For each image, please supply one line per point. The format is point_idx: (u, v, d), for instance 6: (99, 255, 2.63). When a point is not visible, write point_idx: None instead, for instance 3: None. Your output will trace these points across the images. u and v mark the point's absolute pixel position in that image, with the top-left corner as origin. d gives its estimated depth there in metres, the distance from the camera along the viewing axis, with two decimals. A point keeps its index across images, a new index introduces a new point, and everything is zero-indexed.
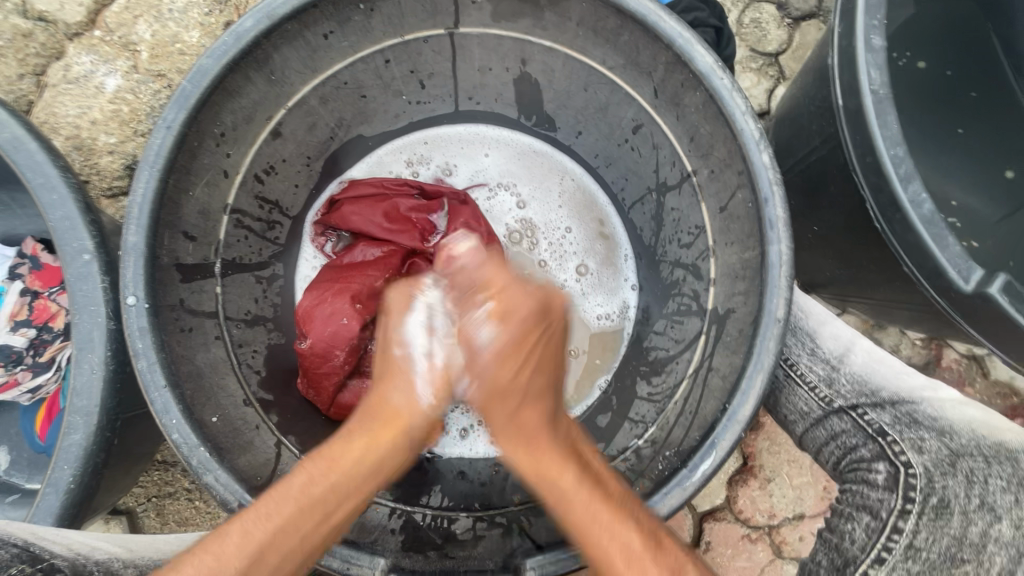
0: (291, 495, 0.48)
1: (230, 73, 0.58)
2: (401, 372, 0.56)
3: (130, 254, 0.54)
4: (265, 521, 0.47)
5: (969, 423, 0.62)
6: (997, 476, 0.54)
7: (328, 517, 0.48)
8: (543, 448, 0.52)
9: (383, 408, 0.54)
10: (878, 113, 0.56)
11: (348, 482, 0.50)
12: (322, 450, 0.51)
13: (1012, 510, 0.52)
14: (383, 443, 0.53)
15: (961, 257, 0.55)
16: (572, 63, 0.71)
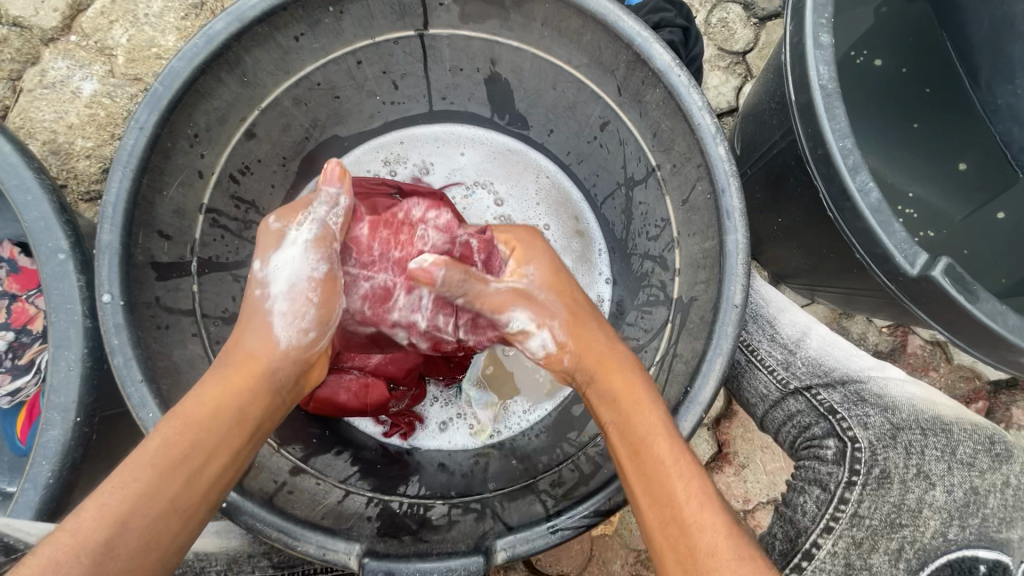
0: (146, 459, 0.43)
1: (201, 74, 0.59)
2: (258, 316, 0.54)
3: (105, 253, 0.56)
4: (121, 489, 0.42)
5: (910, 400, 0.65)
6: (934, 447, 0.58)
7: (196, 471, 0.45)
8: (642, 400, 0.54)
9: (235, 353, 0.52)
10: (827, 107, 0.59)
11: (209, 432, 0.46)
12: (174, 408, 0.47)
13: (949, 479, 0.55)
14: (242, 392, 0.50)
15: (908, 243, 0.58)
16: (539, 63, 0.73)
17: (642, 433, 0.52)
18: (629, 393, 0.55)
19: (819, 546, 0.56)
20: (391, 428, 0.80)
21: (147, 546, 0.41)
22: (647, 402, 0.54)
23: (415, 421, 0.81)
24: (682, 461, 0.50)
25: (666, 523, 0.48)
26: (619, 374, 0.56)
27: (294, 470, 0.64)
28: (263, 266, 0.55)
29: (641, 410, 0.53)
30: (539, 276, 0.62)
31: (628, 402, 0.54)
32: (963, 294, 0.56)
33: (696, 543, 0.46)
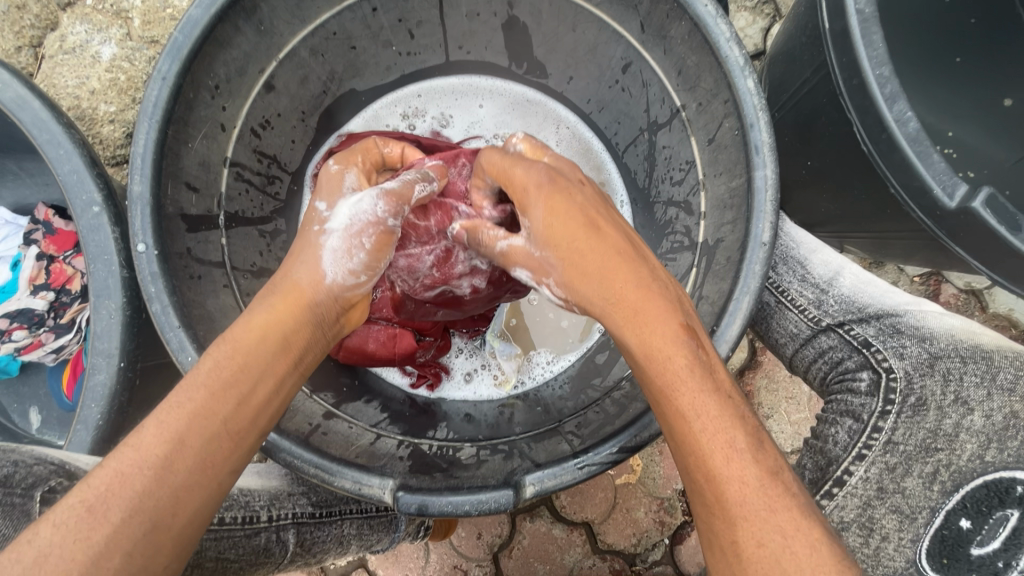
0: (199, 381, 0.43)
1: (219, 22, 0.59)
2: (310, 248, 0.54)
3: (137, 203, 0.57)
4: (175, 410, 0.41)
5: (950, 331, 0.62)
6: (972, 373, 0.57)
7: (246, 393, 0.44)
8: (655, 322, 0.45)
9: (284, 282, 0.51)
10: (863, 32, 0.56)
11: (259, 355, 0.46)
12: (223, 334, 0.47)
13: (989, 405, 0.55)
14: (286, 319, 0.49)
15: (947, 173, 0.56)
16: (558, 2, 0.71)
17: (662, 375, 0.43)
18: (653, 332, 0.44)
19: (851, 472, 0.57)
20: (418, 379, 0.82)
21: (200, 465, 0.41)
22: (667, 346, 0.44)
23: (441, 372, 0.83)
24: (722, 409, 0.42)
25: (691, 467, 0.41)
26: (639, 317, 0.45)
27: (327, 415, 0.66)
28: (325, 206, 0.56)
29: (664, 348, 0.43)
30: (537, 223, 0.52)
31: (642, 344, 0.44)
32: (1007, 227, 0.54)
33: (724, 493, 0.40)
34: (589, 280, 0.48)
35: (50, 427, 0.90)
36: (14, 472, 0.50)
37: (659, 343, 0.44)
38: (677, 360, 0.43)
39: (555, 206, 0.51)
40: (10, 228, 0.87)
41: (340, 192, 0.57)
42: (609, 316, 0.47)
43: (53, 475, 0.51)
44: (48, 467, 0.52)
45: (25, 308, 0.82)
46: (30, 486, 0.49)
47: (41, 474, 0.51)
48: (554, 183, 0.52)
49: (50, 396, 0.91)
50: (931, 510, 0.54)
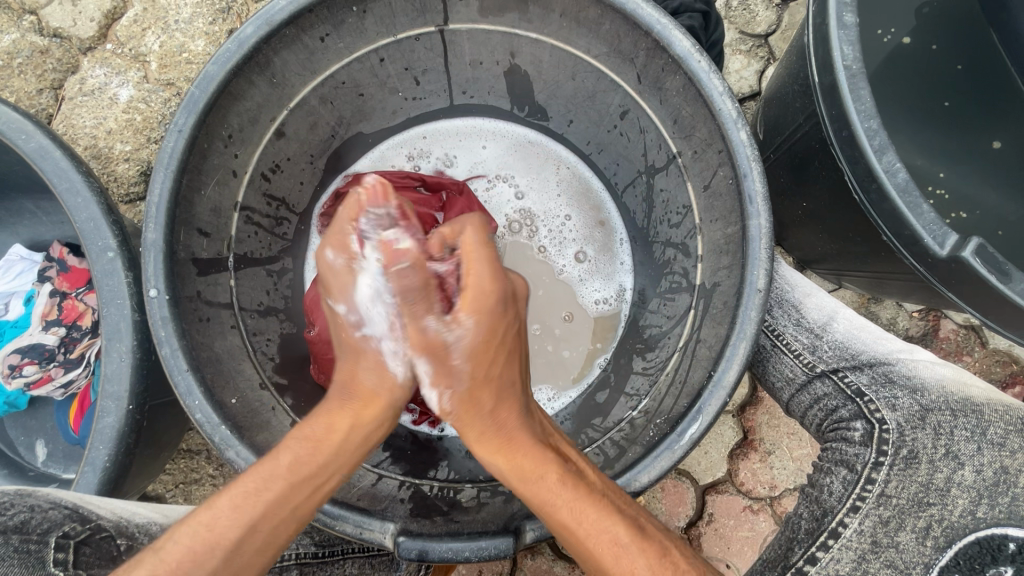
0: (279, 471, 0.49)
1: (233, 77, 0.62)
2: (369, 352, 0.53)
3: (150, 250, 0.59)
4: (255, 496, 0.48)
5: (940, 381, 0.63)
6: (963, 427, 0.58)
7: (320, 485, 0.50)
8: (523, 449, 0.53)
9: (358, 386, 0.53)
10: (851, 88, 0.59)
11: (334, 457, 0.51)
12: (304, 427, 0.52)
13: (978, 460, 0.56)
14: (368, 420, 0.53)
15: (937, 223, 0.57)
16: (558, 54, 0.74)
17: (541, 498, 0.51)
18: (525, 457, 0.53)
19: (846, 525, 0.56)
20: (420, 417, 0.82)
21: (267, 546, 0.48)
22: (533, 469, 0.52)
23: (442, 410, 0.83)
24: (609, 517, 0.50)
25: (597, 571, 0.50)
26: (513, 455, 0.53)
27: None
28: (344, 307, 0.52)
29: (535, 469, 0.52)
30: (472, 335, 0.52)
31: (526, 464, 0.52)
32: (996, 275, 0.55)
33: None
34: (479, 411, 0.54)
35: (55, 461, 0.91)
36: (29, 517, 0.50)
37: (529, 464, 0.52)
38: (548, 477, 0.51)
39: (487, 337, 0.53)
40: (25, 264, 0.90)
41: (349, 287, 0.52)
42: (494, 462, 0.53)
43: (66, 521, 0.52)
44: (61, 511, 0.53)
45: (37, 344, 0.84)
46: (45, 531, 0.50)
47: (54, 519, 0.52)
48: (496, 300, 0.52)
49: (56, 429, 0.92)
50: (924, 566, 0.53)
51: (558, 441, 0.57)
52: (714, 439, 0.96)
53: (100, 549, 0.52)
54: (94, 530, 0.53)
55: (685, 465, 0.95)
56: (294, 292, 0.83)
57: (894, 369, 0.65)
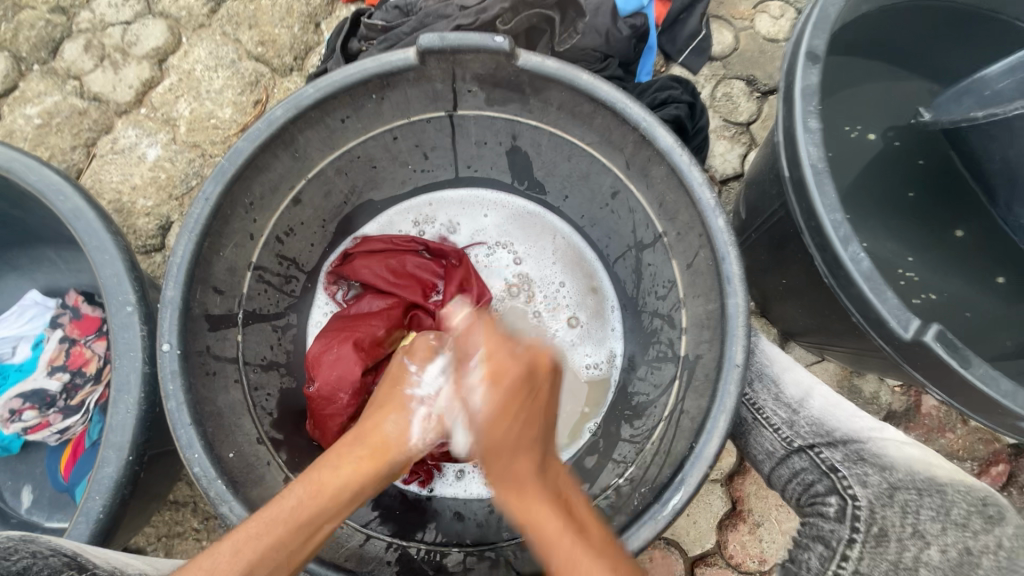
0: (281, 517, 0.52)
1: (261, 152, 0.68)
2: (403, 407, 0.63)
3: (168, 306, 0.63)
4: (254, 541, 0.50)
5: (911, 463, 0.62)
6: (929, 507, 0.56)
7: (313, 533, 0.53)
8: (531, 496, 0.54)
9: (376, 435, 0.61)
10: (818, 183, 0.65)
11: (335, 498, 0.55)
12: (307, 474, 0.56)
13: (943, 539, 0.53)
14: (369, 469, 0.58)
15: (900, 309, 0.62)
16: (556, 139, 0.81)
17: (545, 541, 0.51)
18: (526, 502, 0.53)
19: None
20: (410, 476, 0.81)
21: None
22: (539, 506, 0.53)
23: (433, 469, 0.83)
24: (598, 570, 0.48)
25: None
26: (512, 490, 0.55)
27: None
28: (416, 368, 0.68)
29: (540, 520, 0.52)
30: (490, 400, 0.58)
31: (528, 513, 0.53)
32: (957, 360, 0.59)
33: None
34: (494, 459, 0.57)
35: (40, 509, 0.91)
36: (32, 562, 0.51)
37: (534, 511, 0.53)
38: (548, 527, 0.51)
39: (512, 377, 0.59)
40: (38, 309, 0.94)
41: (432, 357, 0.68)
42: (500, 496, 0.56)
43: (66, 569, 0.52)
44: (60, 558, 0.53)
45: (41, 389, 0.87)
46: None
47: (53, 565, 0.51)
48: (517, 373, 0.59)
49: (45, 475, 0.92)
50: None
51: (570, 497, 0.56)
52: (702, 508, 0.97)
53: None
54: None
55: (673, 534, 0.95)
56: (296, 347, 0.87)
57: (866, 448, 0.64)
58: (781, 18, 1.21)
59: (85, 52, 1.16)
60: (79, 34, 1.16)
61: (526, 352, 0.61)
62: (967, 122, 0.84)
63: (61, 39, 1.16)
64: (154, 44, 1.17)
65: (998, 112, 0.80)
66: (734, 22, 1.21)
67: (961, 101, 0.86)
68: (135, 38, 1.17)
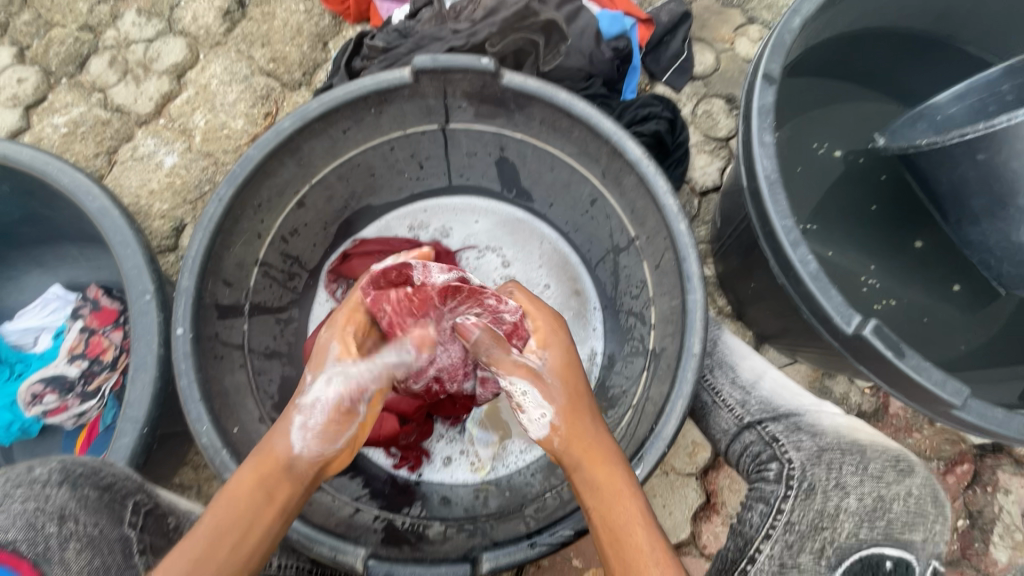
0: (198, 534, 0.52)
1: (269, 158, 0.76)
2: (288, 418, 0.61)
3: (183, 294, 0.70)
4: (175, 566, 0.50)
5: (840, 430, 0.70)
6: (850, 464, 0.65)
7: (239, 540, 0.53)
8: (596, 441, 0.62)
9: (265, 449, 0.59)
10: (771, 192, 0.72)
11: (241, 513, 0.54)
12: (215, 500, 0.55)
13: (861, 489, 0.63)
14: (269, 480, 0.57)
15: (843, 306, 0.68)
16: (539, 151, 0.88)
17: (602, 483, 0.58)
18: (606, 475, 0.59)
19: (760, 551, 0.60)
20: (400, 461, 0.89)
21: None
22: (601, 457, 0.60)
23: (422, 456, 0.90)
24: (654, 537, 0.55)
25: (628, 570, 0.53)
26: (583, 438, 0.62)
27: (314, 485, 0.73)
28: (309, 376, 0.63)
29: (598, 466, 0.60)
30: (553, 358, 0.67)
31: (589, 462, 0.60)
32: (893, 351, 0.65)
33: None
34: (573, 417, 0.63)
35: None
36: (115, 480, 0.63)
37: (593, 455, 0.60)
38: (630, 504, 0.57)
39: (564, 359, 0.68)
40: (60, 303, 1.01)
41: (325, 358, 0.64)
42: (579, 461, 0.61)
43: (138, 492, 0.65)
44: (133, 481, 0.66)
45: (60, 374, 0.93)
46: (125, 495, 0.63)
47: (130, 486, 0.64)
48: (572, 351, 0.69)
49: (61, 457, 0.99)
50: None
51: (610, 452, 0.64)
52: (677, 500, 1.02)
53: (158, 523, 0.65)
54: (155, 505, 0.66)
55: (650, 523, 1.00)
56: (297, 339, 0.93)
57: (802, 420, 0.72)
58: (759, 41, 1.29)
59: (110, 67, 1.25)
60: (104, 50, 1.26)
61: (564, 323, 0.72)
62: (913, 149, 0.88)
63: (88, 55, 1.25)
64: (174, 61, 1.26)
65: (937, 141, 0.83)
66: (715, 44, 1.29)
67: (915, 125, 0.93)
68: (156, 54, 1.26)
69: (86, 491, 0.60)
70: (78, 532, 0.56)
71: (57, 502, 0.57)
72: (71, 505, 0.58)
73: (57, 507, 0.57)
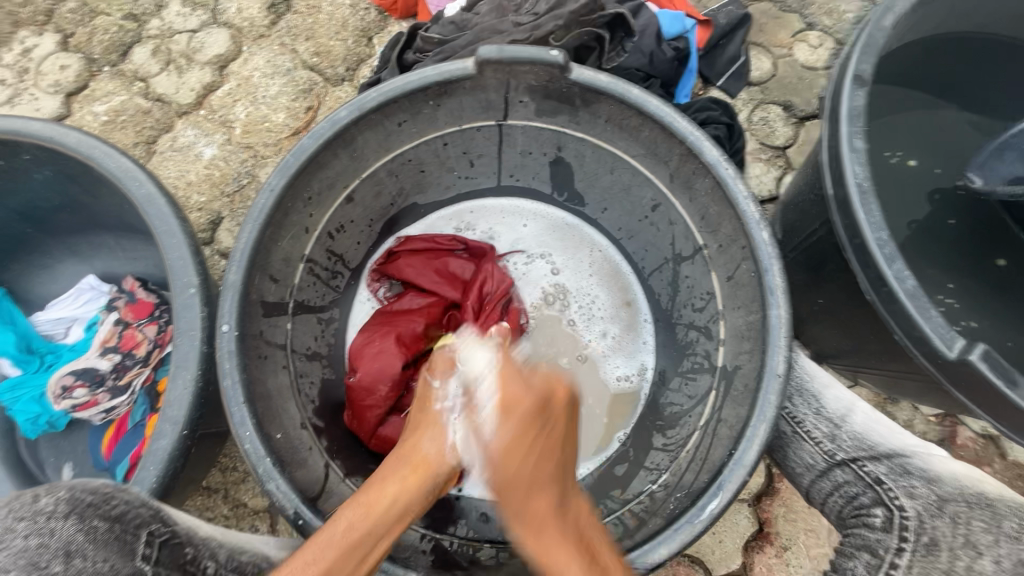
0: (334, 540, 0.52)
1: (324, 149, 0.72)
2: (437, 423, 0.64)
3: (229, 289, 0.66)
4: (308, 568, 0.50)
5: (956, 477, 0.65)
6: (979, 519, 0.59)
7: (367, 554, 0.53)
8: (548, 533, 0.54)
9: (416, 453, 0.61)
10: (862, 201, 0.66)
11: (378, 522, 0.54)
12: (357, 498, 0.56)
13: (998, 551, 0.56)
14: (415, 486, 0.59)
15: (945, 328, 0.63)
16: (600, 151, 0.84)
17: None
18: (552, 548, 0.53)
19: None
20: None
21: None
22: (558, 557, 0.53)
23: None
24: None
25: None
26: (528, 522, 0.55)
27: None
28: (439, 382, 0.69)
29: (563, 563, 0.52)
30: (500, 436, 0.59)
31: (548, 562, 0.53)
32: (1004, 381, 0.60)
33: None
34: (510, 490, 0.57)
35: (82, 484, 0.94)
36: (127, 509, 0.56)
37: (553, 552, 0.53)
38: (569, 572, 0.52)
39: (510, 443, 0.58)
40: (94, 293, 0.99)
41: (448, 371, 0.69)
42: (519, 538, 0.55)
43: (154, 519, 0.58)
44: (147, 508, 0.58)
45: (92, 368, 0.90)
46: (137, 526, 0.56)
47: (145, 516, 0.57)
48: (526, 407, 0.60)
49: (88, 453, 0.96)
50: None
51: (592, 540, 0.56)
52: (729, 528, 0.95)
53: (174, 553, 0.58)
54: (173, 534, 0.59)
55: (699, 551, 0.94)
56: (337, 341, 0.89)
57: (911, 462, 0.67)
58: (818, 48, 1.24)
59: (153, 57, 1.23)
60: (148, 40, 1.24)
61: (540, 385, 0.62)
62: None
63: (131, 44, 1.24)
64: (217, 51, 1.23)
65: None
66: (773, 50, 1.24)
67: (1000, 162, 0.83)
68: (199, 45, 1.24)
69: (94, 522, 0.53)
70: (83, 571, 0.50)
71: (62, 536, 0.51)
72: (77, 540, 0.51)
73: (62, 542, 0.50)
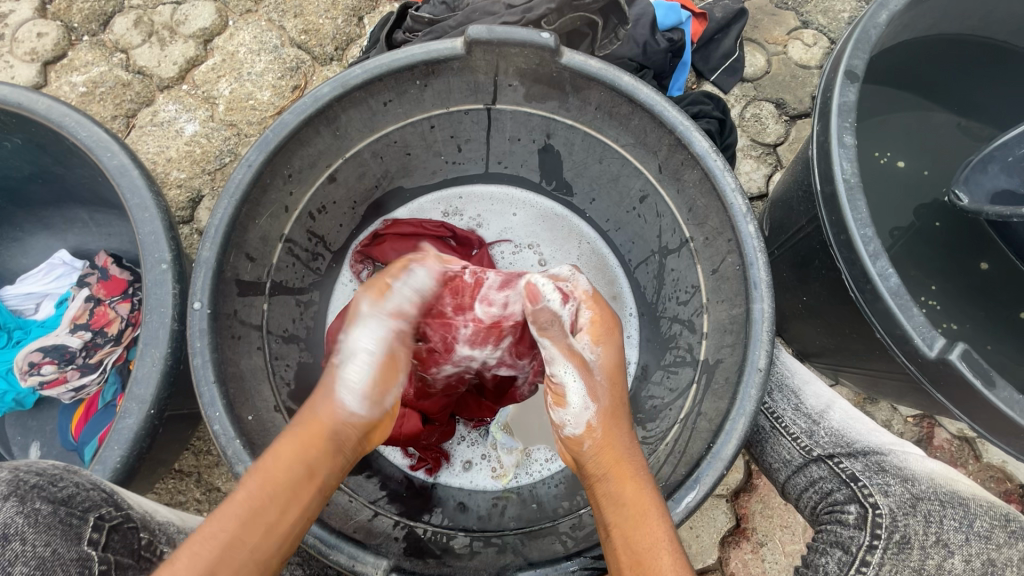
0: (233, 511, 0.49)
1: (305, 126, 0.70)
2: (331, 380, 0.58)
3: (202, 265, 0.64)
4: (210, 540, 0.48)
5: (930, 475, 0.66)
6: (951, 518, 0.60)
7: (273, 522, 0.50)
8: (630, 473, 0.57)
9: (305, 416, 0.56)
10: (849, 197, 0.66)
11: (283, 483, 0.52)
12: (257, 466, 0.53)
13: (966, 549, 0.58)
14: (313, 450, 0.54)
15: (926, 327, 0.63)
16: (589, 139, 0.83)
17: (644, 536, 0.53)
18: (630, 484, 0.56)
19: None
20: (417, 462, 0.84)
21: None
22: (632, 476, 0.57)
23: (441, 458, 0.85)
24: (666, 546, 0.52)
25: None
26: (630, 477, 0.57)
27: None
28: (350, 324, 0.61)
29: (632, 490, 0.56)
30: (604, 357, 0.63)
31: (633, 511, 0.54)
32: (982, 381, 0.60)
33: None
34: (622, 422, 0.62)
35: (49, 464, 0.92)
36: (76, 491, 0.55)
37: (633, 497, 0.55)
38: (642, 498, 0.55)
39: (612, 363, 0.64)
40: (65, 270, 0.96)
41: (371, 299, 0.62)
42: (608, 475, 0.58)
43: (104, 503, 0.57)
44: (98, 492, 0.57)
45: (60, 345, 0.87)
46: (86, 509, 0.54)
47: (94, 500, 0.56)
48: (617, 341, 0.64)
49: (55, 432, 0.93)
50: None
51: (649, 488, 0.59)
52: (706, 523, 0.96)
53: (126, 538, 0.56)
54: (125, 518, 0.57)
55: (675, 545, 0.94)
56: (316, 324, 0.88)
57: (887, 460, 0.68)
58: (813, 46, 1.23)
59: (134, 27, 1.19)
60: (130, 10, 1.20)
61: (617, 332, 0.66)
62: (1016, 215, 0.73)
63: (112, 13, 1.19)
64: (202, 25, 1.20)
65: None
66: (768, 46, 1.23)
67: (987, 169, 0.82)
68: (183, 17, 1.20)
69: (37, 505, 0.51)
70: (23, 554, 0.48)
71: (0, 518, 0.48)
72: (17, 522, 0.49)
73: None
